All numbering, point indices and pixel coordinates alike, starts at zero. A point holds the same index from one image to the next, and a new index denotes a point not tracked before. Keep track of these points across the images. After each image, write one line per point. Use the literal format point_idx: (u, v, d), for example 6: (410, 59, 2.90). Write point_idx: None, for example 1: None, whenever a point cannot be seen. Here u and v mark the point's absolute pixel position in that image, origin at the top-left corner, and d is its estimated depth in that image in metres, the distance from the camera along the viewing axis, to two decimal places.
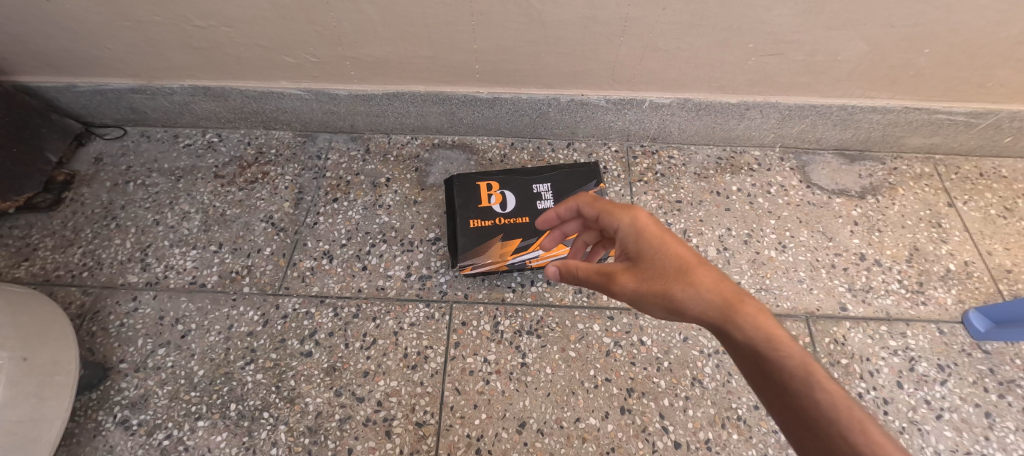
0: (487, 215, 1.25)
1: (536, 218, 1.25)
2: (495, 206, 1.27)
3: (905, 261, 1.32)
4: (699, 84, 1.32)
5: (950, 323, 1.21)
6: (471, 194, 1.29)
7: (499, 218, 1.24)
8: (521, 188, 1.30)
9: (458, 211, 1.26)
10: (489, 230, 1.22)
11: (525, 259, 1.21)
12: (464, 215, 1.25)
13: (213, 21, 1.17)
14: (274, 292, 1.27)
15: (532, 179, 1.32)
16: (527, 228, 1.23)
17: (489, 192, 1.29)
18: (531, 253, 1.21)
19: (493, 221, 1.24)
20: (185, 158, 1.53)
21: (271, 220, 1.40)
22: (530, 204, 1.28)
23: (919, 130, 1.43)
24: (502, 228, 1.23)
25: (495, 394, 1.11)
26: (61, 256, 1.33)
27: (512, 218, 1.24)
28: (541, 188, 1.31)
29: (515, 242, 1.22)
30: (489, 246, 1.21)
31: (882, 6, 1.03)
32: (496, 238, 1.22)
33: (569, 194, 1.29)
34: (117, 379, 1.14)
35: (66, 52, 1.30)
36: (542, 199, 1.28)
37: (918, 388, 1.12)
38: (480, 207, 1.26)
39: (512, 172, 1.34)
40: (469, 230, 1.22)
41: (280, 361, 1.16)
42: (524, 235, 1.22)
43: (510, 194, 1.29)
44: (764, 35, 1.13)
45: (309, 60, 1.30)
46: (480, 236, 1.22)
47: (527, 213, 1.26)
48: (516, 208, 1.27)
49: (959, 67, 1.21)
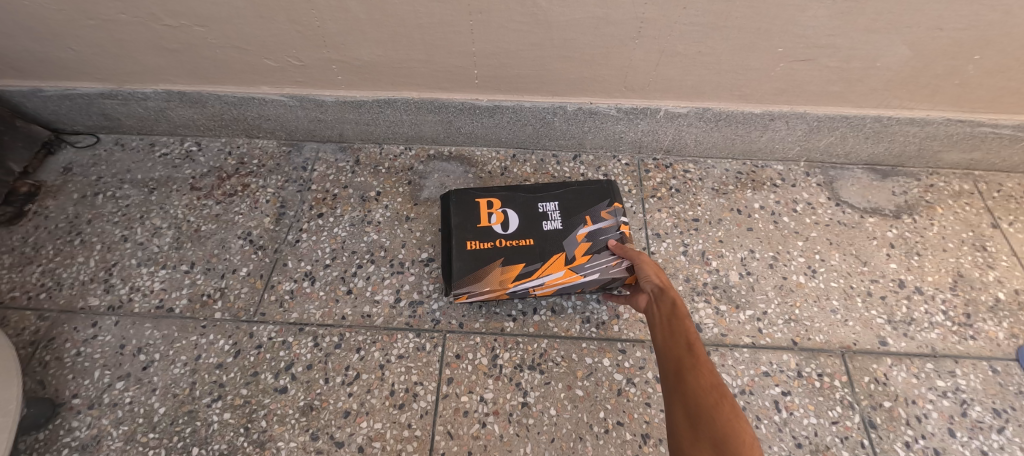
0: (486, 236, 1.12)
1: (540, 240, 1.12)
2: (495, 227, 1.14)
3: (949, 289, 1.19)
4: (720, 92, 1.21)
5: (1004, 361, 1.08)
6: (470, 213, 1.17)
7: (500, 239, 1.12)
8: (524, 208, 1.18)
9: (455, 232, 1.14)
10: (489, 253, 1.10)
11: (528, 287, 1.07)
12: (461, 236, 1.13)
13: (185, 19, 1.06)
14: (248, 319, 1.15)
15: (538, 197, 1.21)
16: (532, 252, 1.10)
17: (490, 211, 1.17)
18: (535, 280, 1.07)
19: (493, 243, 1.11)
20: (160, 168, 1.42)
21: (249, 237, 1.28)
22: (534, 225, 1.15)
23: (961, 144, 1.30)
24: (502, 251, 1.10)
25: (492, 439, 0.97)
26: (17, 276, 1.22)
27: (514, 240, 1.12)
28: (547, 207, 1.18)
29: (517, 267, 1.08)
30: (488, 272, 1.07)
31: (932, 6, 0.91)
32: (496, 262, 1.09)
33: (578, 214, 1.16)
34: (67, 417, 1.02)
35: (29, 53, 1.20)
36: (548, 220, 1.16)
37: (973, 436, 0.97)
38: (479, 227, 1.14)
39: (515, 189, 1.23)
40: (465, 252, 1.10)
41: (251, 398, 1.04)
42: (526, 260, 1.09)
43: (512, 214, 1.17)
44: (795, 39, 1.01)
45: (293, 63, 1.19)
46: (479, 260, 1.09)
47: (531, 235, 1.13)
48: (519, 230, 1.14)
49: (1010, 76, 1.09)
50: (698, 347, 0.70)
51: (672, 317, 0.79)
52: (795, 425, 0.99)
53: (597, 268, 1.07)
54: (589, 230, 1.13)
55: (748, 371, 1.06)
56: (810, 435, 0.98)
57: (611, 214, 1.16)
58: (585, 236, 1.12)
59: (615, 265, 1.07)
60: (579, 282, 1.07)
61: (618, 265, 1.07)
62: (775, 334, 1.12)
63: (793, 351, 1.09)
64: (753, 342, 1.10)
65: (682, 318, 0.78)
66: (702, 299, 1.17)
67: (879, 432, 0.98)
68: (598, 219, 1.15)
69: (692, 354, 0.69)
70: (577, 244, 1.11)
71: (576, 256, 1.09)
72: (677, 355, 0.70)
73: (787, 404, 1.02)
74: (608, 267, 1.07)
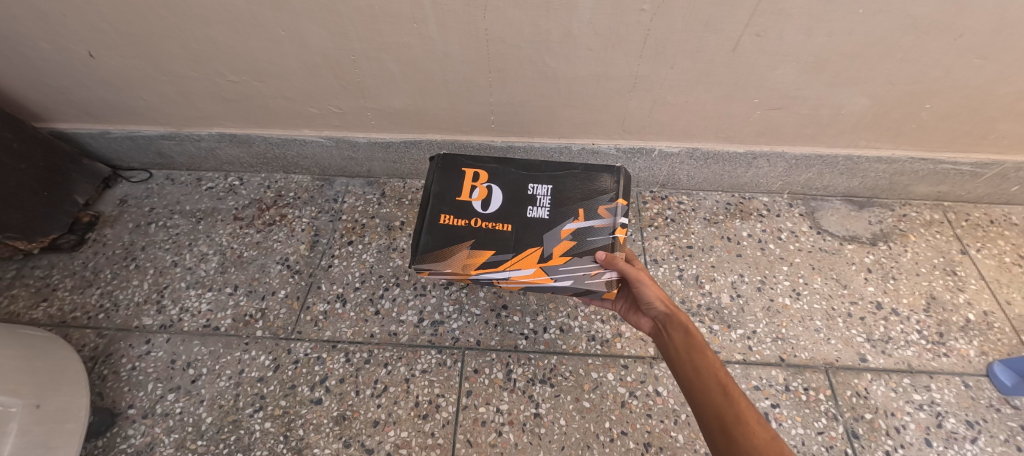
0: (464, 213, 1.02)
1: (521, 228, 1.00)
2: (476, 203, 1.04)
3: (923, 310, 1.30)
4: (707, 134, 1.37)
5: (975, 377, 1.18)
6: (454, 181, 1.06)
7: (478, 218, 1.01)
8: (513, 187, 1.06)
9: (432, 201, 1.04)
10: (461, 232, 0.99)
11: (492, 279, 0.94)
12: (437, 207, 1.03)
13: (246, 76, 1.24)
14: (286, 336, 1.27)
15: (532, 176, 1.07)
16: (507, 240, 0.99)
17: (473, 184, 1.06)
18: (499, 273, 0.95)
19: (468, 221, 1.01)
20: (207, 200, 1.58)
21: (287, 263, 1.42)
22: (518, 210, 1.03)
23: (927, 179, 1.45)
24: (476, 233, 0.99)
25: (508, 446, 1.08)
26: (78, 297, 1.36)
27: (493, 222, 1.01)
28: (539, 189, 1.05)
29: (487, 253, 0.97)
30: (454, 252, 0.97)
31: (883, 66, 1.08)
32: (465, 244, 0.98)
33: (571, 205, 1.02)
34: (124, 426, 1.13)
35: (105, 102, 1.38)
36: (536, 205, 1.03)
37: (948, 446, 1.07)
38: (457, 201, 1.03)
39: (507, 163, 1.09)
40: (437, 226, 1.00)
41: (290, 409, 1.15)
42: (498, 249, 0.97)
43: (497, 191, 1.05)
44: (768, 92, 1.17)
45: (333, 110, 1.37)
46: (445, 239, 0.99)
47: (512, 220, 1.01)
48: (500, 211, 1.02)
49: (961, 121, 1.24)
50: (732, 390, 0.77)
51: (694, 356, 0.84)
52: (783, 435, 1.09)
53: (572, 273, 0.95)
54: (577, 226, 1.00)
55: (740, 385, 1.17)
56: (797, 444, 1.07)
57: (610, 212, 1.01)
58: (571, 233, 0.99)
59: (594, 276, 0.94)
60: (548, 286, 0.94)
61: (596, 277, 0.94)
62: (764, 352, 1.23)
63: (781, 367, 1.20)
64: (744, 359, 1.21)
65: (705, 356, 0.83)
66: (697, 320, 1.28)
67: (861, 442, 1.08)
68: (593, 215, 1.01)
69: (729, 396, 0.76)
70: (559, 241, 0.98)
71: (553, 255, 0.97)
72: (714, 399, 0.77)
73: (776, 415, 1.12)
74: (584, 277, 0.94)
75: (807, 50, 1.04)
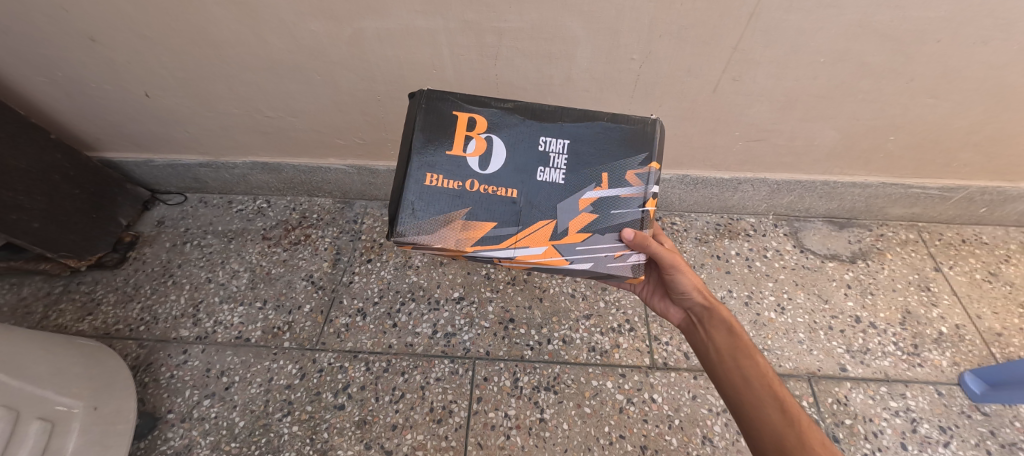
0: (459, 173, 0.84)
1: (527, 196, 0.84)
2: (473, 161, 0.85)
3: (899, 323, 1.41)
4: (696, 163, 1.50)
5: (948, 385, 1.28)
6: (445, 130, 0.85)
7: (475, 180, 0.84)
8: (518, 142, 0.86)
9: (417, 154, 0.84)
10: (456, 198, 0.83)
11: (494, 256, 0.81)
12: (425, 164, 0.84)
13: (282, 112, 1.39)
14: (311, 346, 1.39)
15: (542, 129, 0.87)
16: (510, 209, 0.84)
17: (470, 136, 0.85)
18: (503, 250, 0.81)
19: (464, 185, 0.84)
20: (237, 221, 1.72)
21: (311, 279, 1.55)
22: (524, 173, 0.85)
23: (900, 201, 1.57)
24: (473, 199, 0.83)
25: (515, 448, 1.18)
26: (121, 311, 1.48)
27: (493, 187, 0.84)
28: (550, 146, 0.86)
29: (486, 226, 0.83)
30: (447, 223, 0.82)
31: (847, 105, 1.22)
32: (460, 213, 0.83)
33: (589, 169, 0.85)
34: (164, 429, 1.24)
35: (153, 134, 1.54)
36: (546, 168, 0.86)
37: (922, 449, 1.16)
38: (449, 157, 0.84)
39: (512, 109, 0.88)
40: (426, 189, 0.83)
41: (315, 413, 1.25)
42: (499, 219, 0.83)
43: (499, 147, 0.85)
44: (748, 126, 1.31)
45: (357, 142, 1.51)
46: (437, 205, 0.83)
47: (517, 185, 0.84)
48: (500, 173, 0.85)
49: (924, 151, 1.37)
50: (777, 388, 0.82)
51: (738, 354, 0.89)
52: None
53: (590, 254, 0.84)
54: (598, 195, 0.85)
55: None
56: None
57: (637, 179, 0.86)
58: (591, 204, 0.85)
59: (617, 258, 0.85)
60: (560, 267, 0.84)
61: (621, 260, 0.85)
62: None
63: None
64: None
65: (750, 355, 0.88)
66: None
67: (841, 445, 1.17)
68: (617, 183, 0.86)
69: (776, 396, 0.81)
70: (578, 213, 0.84)
71: (569, 231, 0.84)
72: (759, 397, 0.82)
73: None
74: (604, 259, 0.84)
75: (778, 92, 1.18)
